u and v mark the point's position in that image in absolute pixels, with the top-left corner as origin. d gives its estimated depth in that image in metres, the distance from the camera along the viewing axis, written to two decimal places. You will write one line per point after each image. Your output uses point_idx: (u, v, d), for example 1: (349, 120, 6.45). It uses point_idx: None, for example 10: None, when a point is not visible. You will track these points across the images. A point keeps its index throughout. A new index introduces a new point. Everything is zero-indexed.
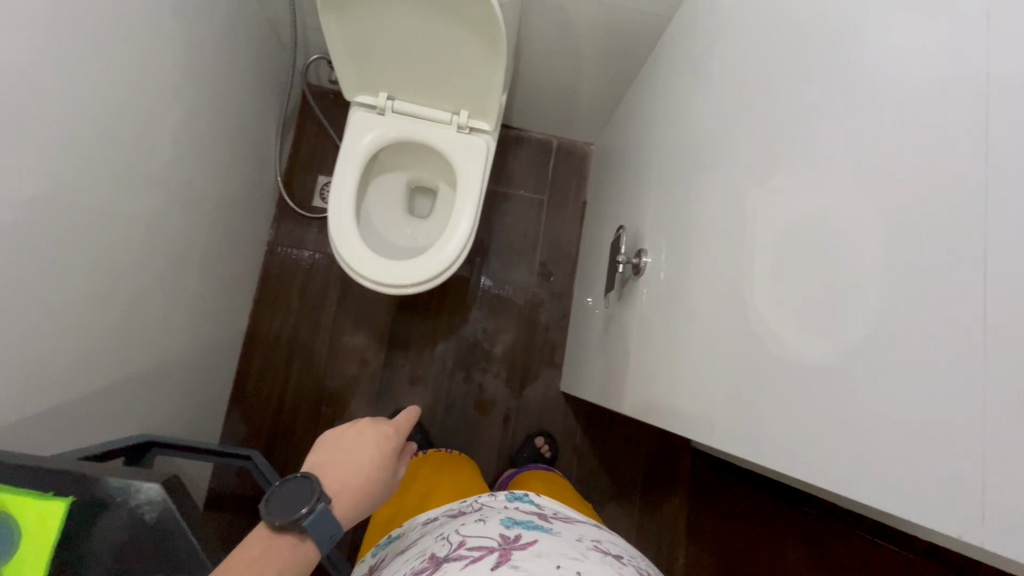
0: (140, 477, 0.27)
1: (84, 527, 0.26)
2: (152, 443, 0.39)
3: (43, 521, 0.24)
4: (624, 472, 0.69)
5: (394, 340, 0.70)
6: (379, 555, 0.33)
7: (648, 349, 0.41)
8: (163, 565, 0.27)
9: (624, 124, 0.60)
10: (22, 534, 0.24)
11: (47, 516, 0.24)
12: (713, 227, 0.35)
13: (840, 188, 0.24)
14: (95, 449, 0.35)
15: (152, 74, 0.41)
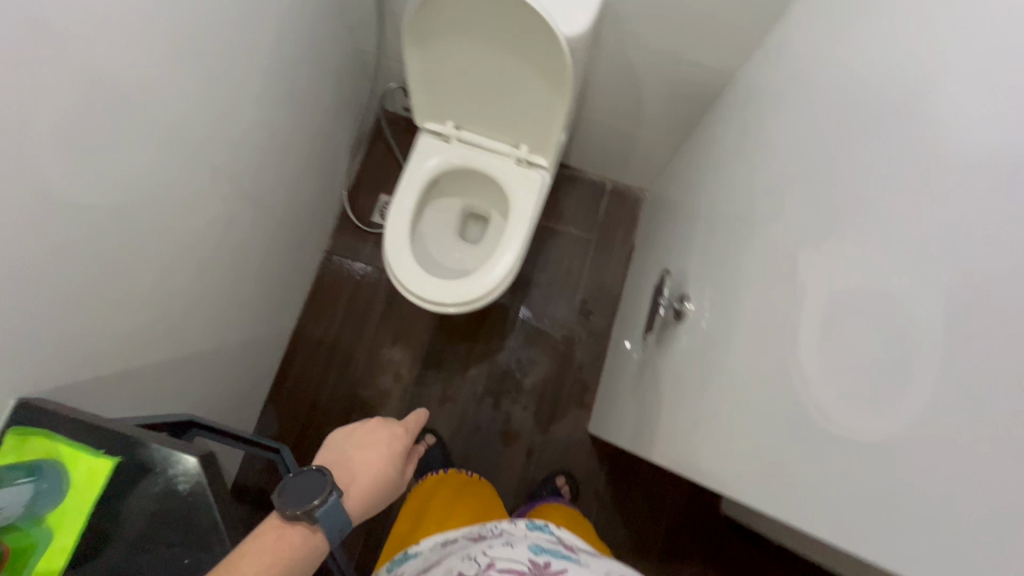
0: (178, 451, 0.30)
1: (121, 491, 0.30)
2: (194, 423, 0.40)
3: (91, 474, 0.29)
4: (644, 529, 0.65)
5: (429, 358, 0.71)
6: (397, 569, 0.33)
7: (688, 400, 0.39)
8: (184, 536, 0.29)
9: (680, 171, 0.60)
10: (71, 484, 0.29)
11: (94, 471, 0.29)
12: (763, 277, 0.34)
13: (904, 248, 0.24)
14: (147, 420, 0.37)
15: (247, 87, 0.45)
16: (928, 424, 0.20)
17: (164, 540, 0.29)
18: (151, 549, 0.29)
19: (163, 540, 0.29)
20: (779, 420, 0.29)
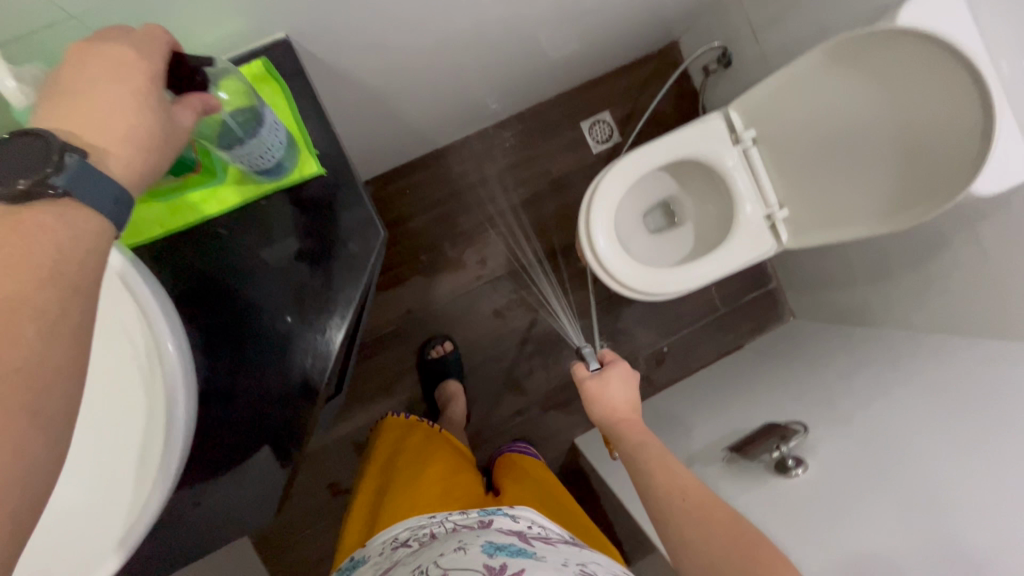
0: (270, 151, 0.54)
1: (322, 175, 0.60)
2: (327, 142, 0.61)
3: (303, 167, 0.59)
4: (555, 225, 1.43)
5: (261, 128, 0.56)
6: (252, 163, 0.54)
7: (650, 252, 1.23)
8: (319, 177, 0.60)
9: (766, 155, 1.05)
10: (291, 170, 0.59)
11: (309, 167, 0.59)
12: (659, 246, 1.24)
13: (735, 258, 1.07)
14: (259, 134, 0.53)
15: None
16: (696, 269, 1.08)
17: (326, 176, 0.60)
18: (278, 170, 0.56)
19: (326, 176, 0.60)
20: (671, 275, 1.06)
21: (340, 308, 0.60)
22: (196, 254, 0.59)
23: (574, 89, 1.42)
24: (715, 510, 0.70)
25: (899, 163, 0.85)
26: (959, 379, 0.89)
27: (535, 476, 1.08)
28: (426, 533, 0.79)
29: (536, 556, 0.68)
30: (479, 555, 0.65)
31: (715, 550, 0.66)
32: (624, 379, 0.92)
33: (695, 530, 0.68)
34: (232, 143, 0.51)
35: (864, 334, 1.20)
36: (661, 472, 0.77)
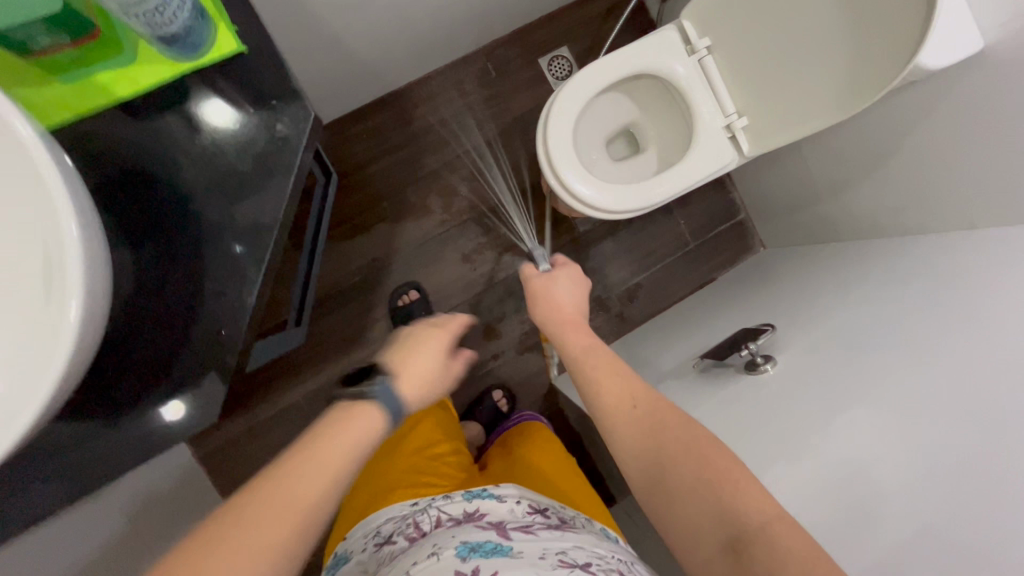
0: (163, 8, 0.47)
1: (243, 54, 0.57)
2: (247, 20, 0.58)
3: (221, 46, 0.56)
4: (519, 164, 1.40)
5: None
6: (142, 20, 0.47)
7: (615, 177, 1.21)
8: (242, 58, 0.58)
9: (723, 63, 1.03)
10: (208, 49, 0.56)
11: (228, 45, 0.56)
12: (623, 171, 1.22)
13: (696, 169, 1.05)
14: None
15: None
16: (658, 183, 1.06)
17: (248, 57, 0.58)
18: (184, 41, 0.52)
19: (249, 57, 0.58)
20: (632, 191, 1.05)
21: (273, 190, 0.58)
22: (115, 136, 0.55)
23: (530, 24, 1.39)
24: (696, 456, 0.61)
25: (849, 43, 0.83)
26: (922, 269, 0.89)
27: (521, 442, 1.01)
28: (409, 532, 0.73)
29: (513, 554, 0.59)
30: (453, 560, 0.58)
31: (672, 465, 0.61)
32: (574, 283, 0.85)
33: (646, 439, 0.65)
34: None
35: (832, 248, 1.20)
36: (637, 418, 0.67)
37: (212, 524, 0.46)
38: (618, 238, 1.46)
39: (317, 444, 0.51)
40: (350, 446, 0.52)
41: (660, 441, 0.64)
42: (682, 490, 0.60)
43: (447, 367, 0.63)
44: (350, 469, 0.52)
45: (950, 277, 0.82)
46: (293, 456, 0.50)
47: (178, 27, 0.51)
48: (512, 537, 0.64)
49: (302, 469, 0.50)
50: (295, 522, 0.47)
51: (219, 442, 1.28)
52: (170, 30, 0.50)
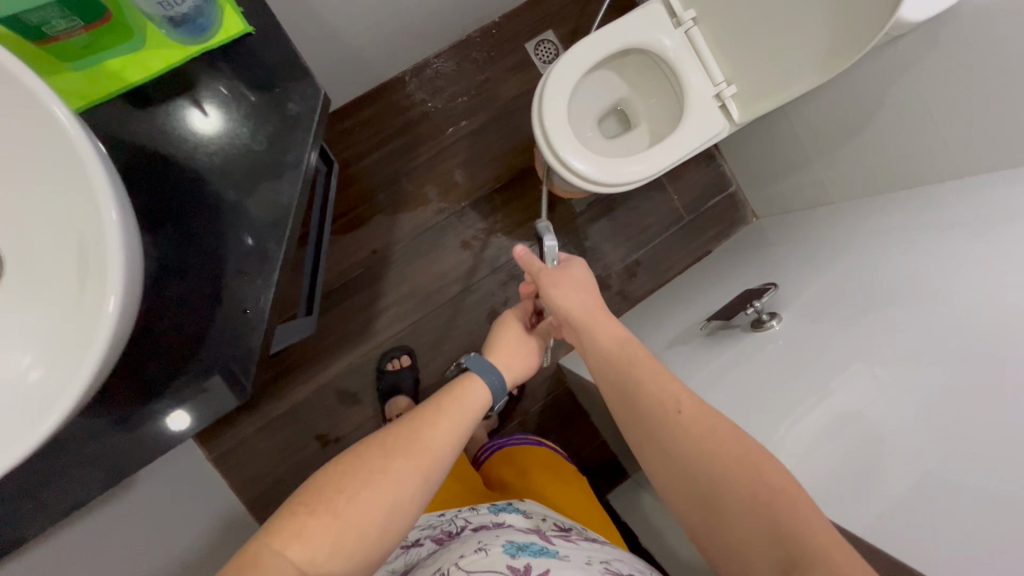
0: None
1: (250, 35, 0.58)
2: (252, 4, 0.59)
3: (228, 27, 0.57)
4: (511, 149, 1.41)
5: None
6: None
7: (609, 151, 1.23)
8: (250, 40, 0.58)
9: (709, 32, 1.05)
10: (216, 31, 0.57)
11: (235, 26, 0.57)
12: (617, 147, 1.24)
13: (690, 138, 1.07)
14: None
15: None
16: (654, 153, 1.08)
17: (255, 38, 0.59)
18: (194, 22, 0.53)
19: (255, 38, 0.59)
20: (628, 163, 1.08)
21: (287, 168, 0.59)
22: (127, 120, 0.56)
23: (515, 9, 1.40)
24: (770, 467, 0.56)
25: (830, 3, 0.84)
26: (915, 220, 0.92)
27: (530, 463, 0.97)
28: (442, 536, 0.68)
29: (562, 556, 0.51)
30: (501, 556, 0.50)
31: (723, 481, 0.56)
32: (585, 268, 0.80)
33: (693, 453, 0.59)
34: None
35: (824, 211, 1.22)
36: (675, 418, 0.61)
37: (356, 466, 0.57)
38: (613, 216, 1.48)
39: (442, 410, 0.63)
40: (469, 410, 0.64)
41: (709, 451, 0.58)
42: (739, 505, 0.54)
43: (527, 342, 0.79)
44: (464, 433, 0.63)
45: (943, 223, 0.85)
46: (420, 416, 0.62)
47: (187, 7, 0.52)
48: (555, 543, 0.56)
49: (429, 430, 0.60)
50: (422, 472, 0.58)
51: (233, 443, 1.28)
52: (180, 10, 0.52)
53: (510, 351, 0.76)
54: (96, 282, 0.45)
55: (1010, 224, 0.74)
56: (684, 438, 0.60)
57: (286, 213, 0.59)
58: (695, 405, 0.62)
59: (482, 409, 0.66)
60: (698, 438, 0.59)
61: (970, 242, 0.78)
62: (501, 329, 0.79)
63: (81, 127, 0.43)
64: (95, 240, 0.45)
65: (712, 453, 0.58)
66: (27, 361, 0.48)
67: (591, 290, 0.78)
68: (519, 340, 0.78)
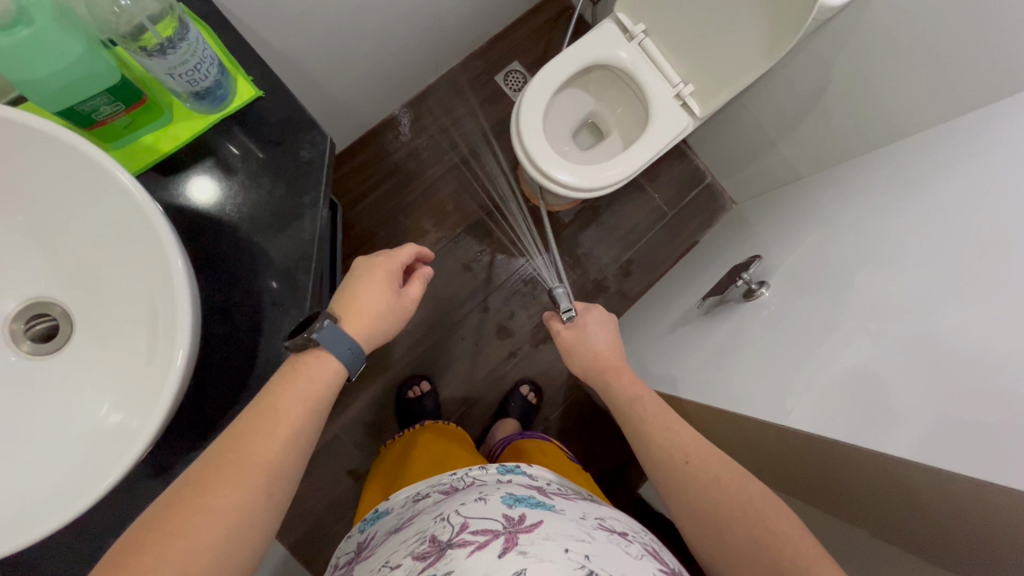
0: (197, 68, 0.57)
1: (261, 99, 0.68)
2: (259, 76, 0.69)
3: (243, 93, 0.67)
4: (496, 173, 1.50)
5: (197, 48, 0.56)
6: (177, 78, 0.56)
7: (587, 160, 1.32)
8: (263, 104, 0.68)
9: (660, 42, 1.16)
10: (234, 99, 0.66)
11: (249, 92, 0.67)
12: (594, 156, 1.33)
13: (660, 137, 1.16)
14: (178, 46, 0.53)
15: None
16: (628, 157, 1.17)
17: (266, 101, 0.68)
18: (218, 93, 0.62)
19: (267, 101, 0.69)
20: (606, 168, 1.16)
21: (307, 206, 0.67)
22: (160, 186, 0.64)
23: (481, 48, 1.52)
24: (762, 493, 0.61)
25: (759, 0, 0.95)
26: (875, 182, 1.01)
27: (538, 448, 1.01)
28: (442, 487, 0.61)
29: (556, 508, 0.49)
30: (498, 506, 0.48)
31: (725, 522, 0.61)
32: (602, 323, 0.93)
33: (700, 496, 0.64)
34: (156, 56, 0.53)
35: (797, 187, 1.31)
36: (678, 463, 0.68)
37: (176, 500, 0.48)
38: (600, 222, 1.56)
39: (275, 413, 0.55)
40: (312, 401, 0.57)
41: (713, 487, 0.64)
42: (734, 532, 0.60)
43: (396, 302, 0.66)
44: (309, 427, 0.57)
45: (901, 179, 0.93)
46: (250, 428, 0.53)
47: (209, 80, 0.59)
48: (554, 497, 0.53)
49: (258, 441, 0.53)
50: (258, 485, 0.51)
51: None
52: (204, 85, 0.59)
53: (365, 317, 0.63)
54: (166, 324, 0.52)
55: (955, 169, 0.82)
56: (689, 477, 0.66)
57: (310, 245, 0.66)
58: (696, 447, 0.68)
59: (332, 394, 0.59)
60: (700, 480, 0.65)
61: (924, 191, 0.85)
62: (359, 290, 0.65)
63: (144, 191, 0.50)
64: (162, 288, 0.52)
65: (714, 490, 0.63)
66: (106, 407, 0.54)
67: (609, 346, 0.89)
68: (381, 306, 0.64)
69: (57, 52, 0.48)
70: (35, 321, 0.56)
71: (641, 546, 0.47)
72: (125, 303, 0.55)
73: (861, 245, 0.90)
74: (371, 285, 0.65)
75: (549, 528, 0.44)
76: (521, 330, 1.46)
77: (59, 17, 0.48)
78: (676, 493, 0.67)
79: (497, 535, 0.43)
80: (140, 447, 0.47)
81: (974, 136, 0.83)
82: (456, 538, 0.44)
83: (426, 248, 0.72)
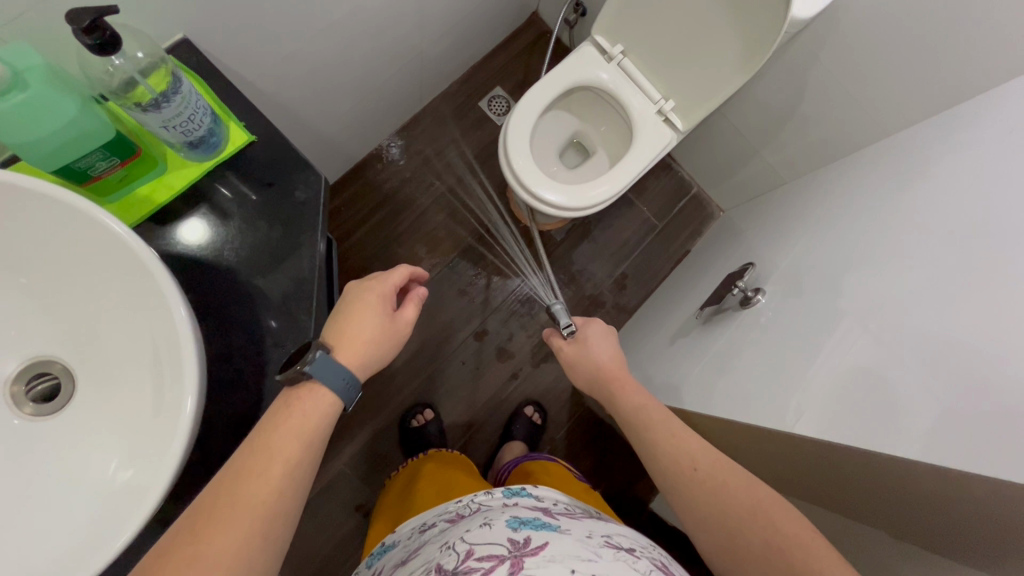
0: (192, 119, 0.57)
1: (253, 142, 0.69)
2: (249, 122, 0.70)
3: (235, 138, 0.68)
4: (486, 197, 1.52)
5: (191, 99, 0.56)
6: (172, 130, 0.57)
7: (575, 179, 1.34)
8: (255, 148, 0.69)
9: (638, 61, 1.19)
10: (228, 145, 0.67)
11: (241, 137, 0.68)
12: (582, 174, 1.36)
13: (645, 153, 1.18)
14: (172, 100, 0.54)
15: None
16: (616, 175, 1.18)
17: (259, 145, 0.69)
18: (212, 141, 0.63)
19: (259, 145, 0.69)
20: (595, 187, 1.18)
21: (304, 244, 0.68)
22: (157, 236, 0.64)
23: (463, 76, 1.55)
24: (772, 497, 0.61)
25: (732, 19, 0.98)
26: (859, 185, 1.03)
27: (545, 469, 1.01)
28: (449, 515, 0.60)
29: (561, 529, 0.47)
30: (503, 531, 0.47)
31: (737, 532, 0.60)
32: (604, 336, 0.92)
33: (709, 502, 0.64)
34: (151, 111, 0.54)
35: (782, 192, 1.33)
36: (686, 470, 0.68)
37: (168, 551, 0.47)
38: (592, 238, 1.58)
39: (271, 450, 0.54)
40: (309, 435, 0.56)
41: (719, 495, 0.63)
42: (744, 535, 0.60)
43: (390, 324, 0.66)
44: (307, 462, 0.56)
45: (884, 182, 0.96)
46: (244, 466, 0.52)
47: (202, 129, 0.60)
48: (560, 517, 0.52)
49: (255, 481, 0.52)
50: (253, 525, 0.50)
51: None
52: (198, 134, 0.60)
53: (360, 344, 0.63)
54: (172, 375, 0.51)
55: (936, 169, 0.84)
56: (698, 486, 0.66)
57: (310, 283, 0.67)
58: (703, 454, 0.68)
59: (328, 425, 0.58)
60: (707, 484, 0.65)
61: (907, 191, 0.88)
62: (354, 317, 0.64)
63: (138, 238, 0.50)
64: (166, 338, 0.52)
65: (721, 499, 0.63)
66: (113, 464, 0.53)
67: (613, 360, 0.88)
68: (375, 330, 0.63)
69: (52, 113, 0.49)
70: (36, 381, 0.55)
71: (649, 562, 0.45)
72: (129, 357, 0.55)
73: (850, 247, 0.92)
74: (364, 310, 0.65)
75: (555, 549, 0.42)
76: (521, 351, 1.46)
77: (52, 80, 0.49)
78: (684, 503, 0.66)
79: (503, 560, 0.42)
80: (152, 502, 0.46)
81: (950, 139, 0.86)
82: (461, 566, 0.43)
83: (417, 268, 0.71)
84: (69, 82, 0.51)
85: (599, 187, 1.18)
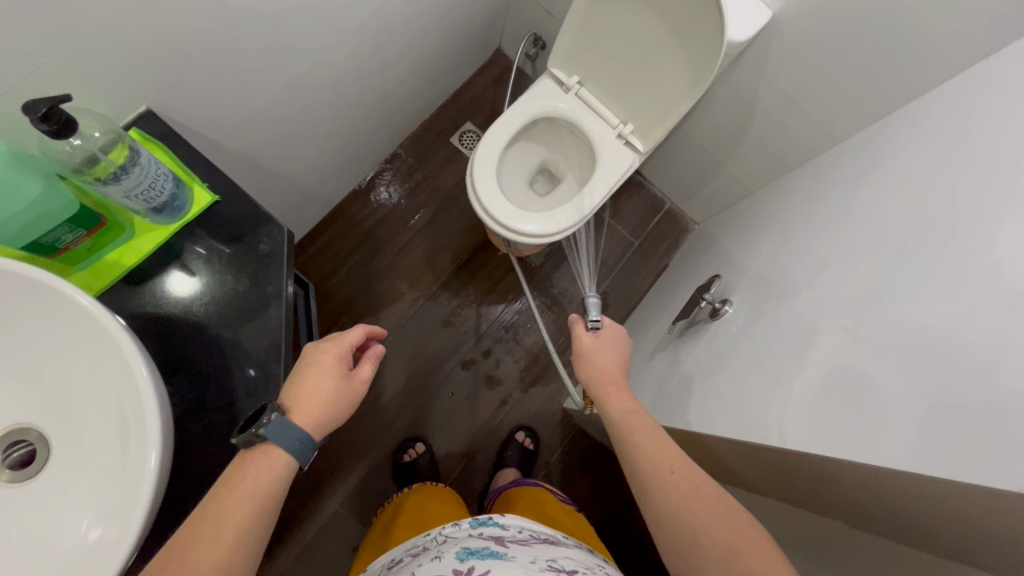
0: (154, 186, 0.61)
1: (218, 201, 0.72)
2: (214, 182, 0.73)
3: (200, 199, 0.71)
4: (463, 228, 1.56)
5: (151, 168, 0.60)
6: (135, 198, 0.60)
7: (545, 206, 1.38)
8: (221, 205, 0.72)
9: (596, 90, 1.24)
10: (193, 206, 0.71)
11: (205, 197, 0.72)
12: (551, 200, 1.40)
13: (608, 177, 1.22)
14: (131, 169, 0.58)
15: None
16: (580, 200, 1.22)
17: (224, 203, 0.73)
18: (176, 204, 0.66)
19: (224, 203, 0.73)
20: (561, 213, 1.21)
21: (270, 296, 0.70)
22: (126, 297, 0.67)
23: (434, 115, 1.61)
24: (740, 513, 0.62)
25: (675, 45, 1.03)
26: (817, 193, 1.07)
27: (527, 496, 1.01)
28: (415, 550, 0.61)
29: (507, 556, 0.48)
30: (450, 562, 0.48)
31: (701, 540, 0.61)
32: (615, 345, 0.95)
33: (688, 503, 0.64)
34: (111, 182, 0.57)
35: (749, 203, 1.37)
36: (666, 472, 0.68)
37: None
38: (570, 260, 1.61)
39: (222, 515, 0.54)
40: (259, 500, 0.56)
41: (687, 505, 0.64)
42: (707, 548, 0.60)
43: (349, 386, 0.67)
44: (258, 526, 0.56)
45: (837, 191, 1.00)
46: (194, 533, 0.52)
47: (165, 195, 0.63)
48: (510, 545, 0.53)
49: (202, 551, 0.52)
50: None
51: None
52: (161, 200, 0.63)
53: (315, 404, 0.64)
54: (138, 432, 0.53)
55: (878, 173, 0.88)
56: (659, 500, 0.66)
57: (279, 332, 0.69)
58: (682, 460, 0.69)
59: (281, 488, 0.59)
60: (680, 487, 0.66)
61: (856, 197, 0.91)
62: (309, 377, 0.65)
63: (98, 304, 0.52)
64: (130, 397, 0.54)
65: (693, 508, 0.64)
66: (85, 524, 0.54)
67: (615, 367, 0.91)
68: (333, 391, 0.64)
69: (13, 193, 0.52)
70: (13, 448, 0.57)
71: None
72: (98, 418, 0.57)
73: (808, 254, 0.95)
74: (321, 371, 0.66)
75: None
76: (508, 377, 1.48)
77: (14, 162, 0.52)
78: (652, 511, 0.67)
79: None
80: (117, 560, 0.47)
81: (892, 147, 0.90)
82: None
83: (375, 328, 0.73)
84: (31, 161, 0.54)
85: (565, 212, 1.22)
